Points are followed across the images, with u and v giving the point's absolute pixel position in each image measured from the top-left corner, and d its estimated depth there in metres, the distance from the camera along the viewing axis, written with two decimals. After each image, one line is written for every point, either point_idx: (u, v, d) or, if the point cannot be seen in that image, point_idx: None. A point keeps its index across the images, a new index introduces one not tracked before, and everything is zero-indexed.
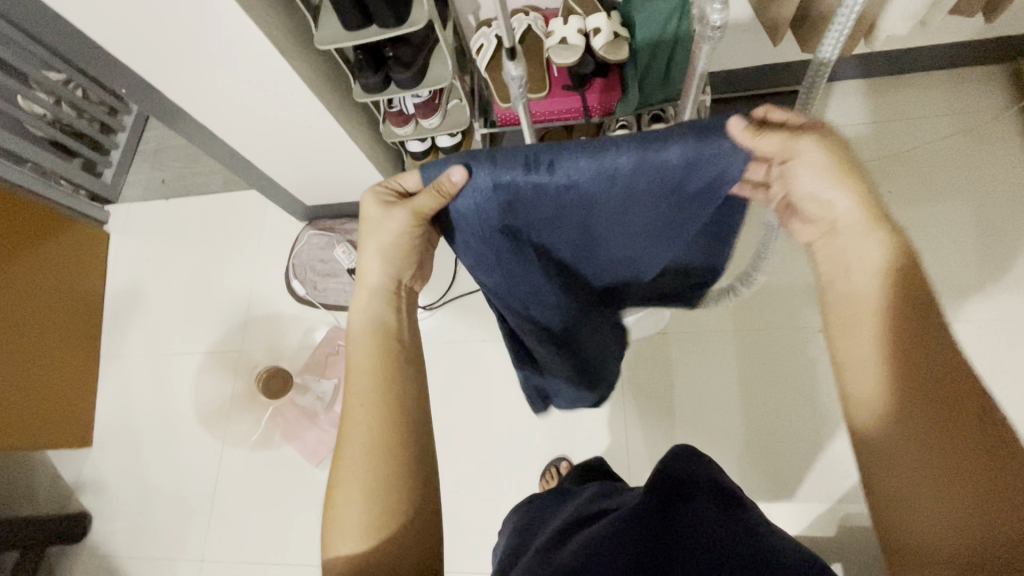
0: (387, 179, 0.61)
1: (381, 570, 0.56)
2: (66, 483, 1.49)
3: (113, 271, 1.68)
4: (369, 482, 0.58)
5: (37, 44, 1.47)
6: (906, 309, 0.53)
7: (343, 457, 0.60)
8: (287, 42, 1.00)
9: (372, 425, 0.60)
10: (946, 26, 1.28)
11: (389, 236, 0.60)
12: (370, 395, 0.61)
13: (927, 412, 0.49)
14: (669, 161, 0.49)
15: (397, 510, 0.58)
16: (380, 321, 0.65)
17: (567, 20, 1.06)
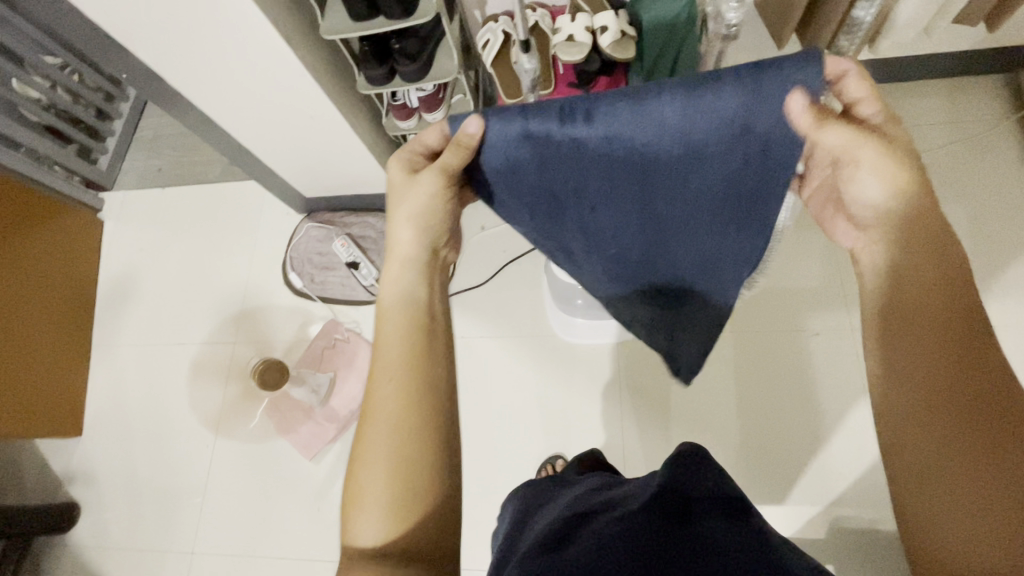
0: (409, 144, 0.65)
1: (404, 553, 0.56)
2: (55, 472, 1.47)
3: (107, 259, 1.66)
4: (393, 456, 0.57)
5: (34, 27, 1.44)
6: (951, 302, 0.55)
7: (369, 431, 0.59)
8: (292, 31, 0.99)
9: (398, 400, 0.60)
10: (948, 35, 1.29)
11: (416, 202, 0.63)
12: (396, 366, 0.61)
13: (957, 419, 0.51)
14: (718, 106, 0.51)
15: (421, 488, 0.57)
16: (411, 294, 0.66)
17: (575, 18, 1.06)
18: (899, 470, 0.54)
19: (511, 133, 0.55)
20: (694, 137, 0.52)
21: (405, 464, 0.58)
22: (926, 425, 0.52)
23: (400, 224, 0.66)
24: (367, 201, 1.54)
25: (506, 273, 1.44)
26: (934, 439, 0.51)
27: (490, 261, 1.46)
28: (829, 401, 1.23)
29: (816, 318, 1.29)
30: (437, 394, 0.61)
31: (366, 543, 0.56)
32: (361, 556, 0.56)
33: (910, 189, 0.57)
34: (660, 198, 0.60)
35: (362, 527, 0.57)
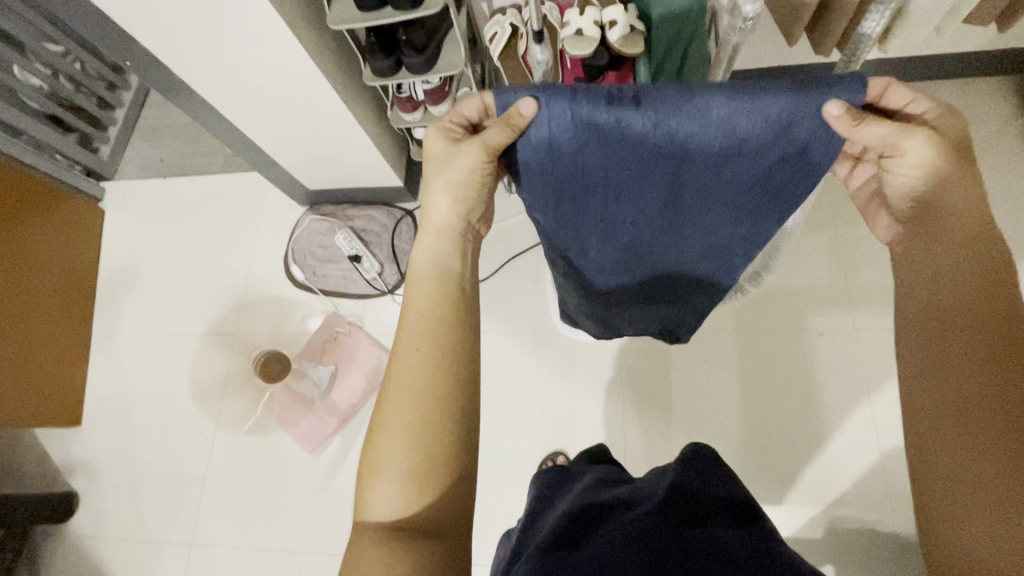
0: (448, 113, 0.61)
1: (419, 527, 0.55)
2: (53, 462, 1.46)
3: (108, 249, 1.66)
4: (414, 429, 0.57)
5: (36, 13, 1.43)
6: (991, 307, 0.55)
7: (390, 401, 0.59)
8: (298, 20, 0.98)
9: (422, 372, 0.59)
10: (957, 36, 1.28)
11: (457, 174, 0.60)
12: (422, 338, 0.61)
13: (978, 428, 0.52)
14: (768, 117, 0.49)
15: (440, 463, 0.57)
16: (444, 262, 0.66)
17: (583, 12, 1.05)
18: (928, 468, 0.55)
19: (552, 116, 0.51)
20: (739, 140, 0.50)
21: (426, 436, 0.58)
22: (948, 424, 0.54)
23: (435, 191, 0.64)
24: (370, 195, 1.53)
25: (509, 269, 1.44)
26: (959, 441, 0.53)
27: (493, 256, 1.45)
28: (832, 401, 1.23)
29: (820, 318, 1.29)
30: (460, 371, 0.61)
31: (380, 514, 0.56)
32: (374, 528, 0.56)
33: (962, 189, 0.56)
34: (682, 201, 0.60)
35: (378, 497, 0.56)
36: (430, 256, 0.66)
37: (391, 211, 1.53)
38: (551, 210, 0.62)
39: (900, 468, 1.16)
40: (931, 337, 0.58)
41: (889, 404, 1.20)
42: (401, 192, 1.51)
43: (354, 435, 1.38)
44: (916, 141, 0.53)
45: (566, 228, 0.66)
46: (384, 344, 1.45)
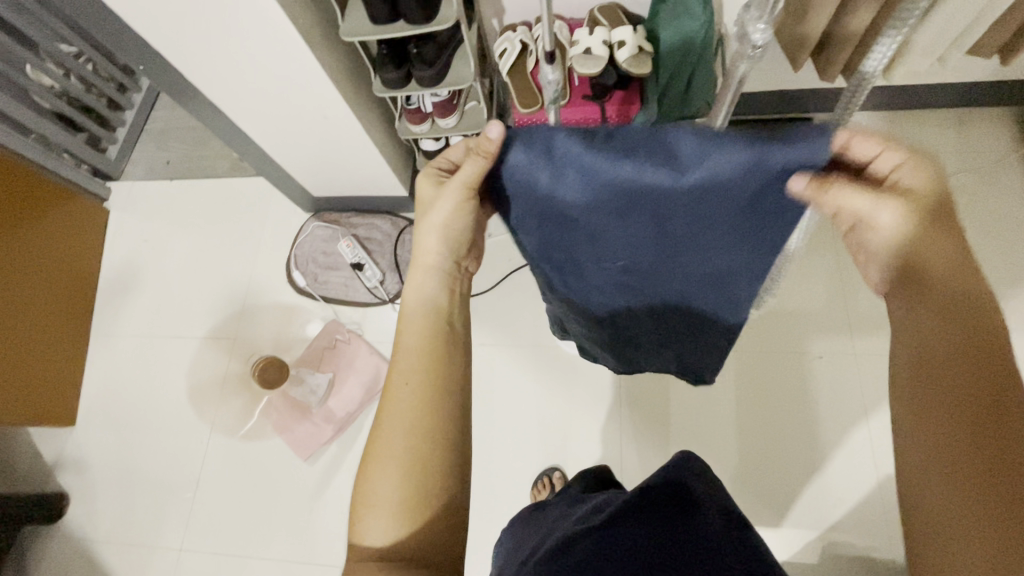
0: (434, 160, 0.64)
1: (409, 560, 0.55)
2: (45, 461, 1.45)
3: (110, 249, 1.66)
4: (406, 461, 0.57)
5: (49, 13, 1.45)
6: (974, 350, 0.52)
7: (382, 432, 0.59)
8: (311, 30, 0.99)
9: (416, 404, 0.59)
10: (962, 65, 1.30)
11: (440, 214, 0.61)
12: (418, 367, 0.61)
13: (964, 469, 0.49)
14: (745, 162, 0.45)
15: (432, 495, 0.57)
16: (432, 299, 0.66)
17: (592, 31, 1.07)
18: (912, 512, 0.53)
19: (530, 153, 0.48)
20: (717, 179, 0.47)
21: (418, 469, 0.57)
22: (928, 465, 0.51)
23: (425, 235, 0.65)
24: (375, 203, 1.54)
25: (510, 282, 1.44)
26: (941, 489, 0.50)
27: (495, 269, 1.46)
28: (829, 424, 1.22)
29: (820, 341, 1.29)
30: (451, 401, 0.61)
31: (370, 541, 0.56)
32: (364, 555, 0.56)
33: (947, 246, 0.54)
34: (673, 238, 0.56)
35: (369, 529, 0.56)
36: (417, 290, 0.66)
37: (395, 220, 1.53)
38: (535, 236, 0.60)
39: (897, 495, 1.15)
40: (916, 375, 0.54)
41: (887, 430, 1.20)
42: (406, 201, 1.52)
43: (350, 444, 1.37)
44: (891, 211, 0.52)
45: (551, 254, 0.63)
46: (383, 353, 1.45)
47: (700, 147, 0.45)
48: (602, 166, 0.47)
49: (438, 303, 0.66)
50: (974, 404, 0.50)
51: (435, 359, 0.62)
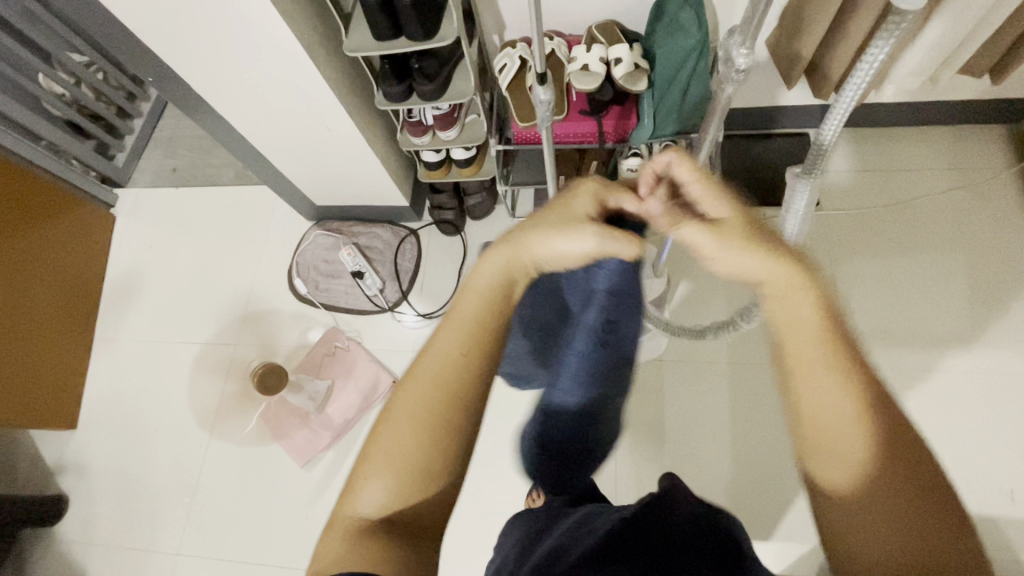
0: (608, 186, 0.65)
1: (408, 521, 0.55)
2: (46, 464, 1.47)
3: (115, 254, 1.68)
4: (423, 425, 0.55)
5: (61, 24, 1.49)
6: (870, 412, 0.54)
7: (405, 391, 0.57)
8: (316, 45, 1.02)
9: (451, 373, 0.56)
10: (954, 85, 1.32)
11: (573, 232, 0.60)
12: (461, 341, 0.57)
13: (888, 501, 0.51)
14: (572, 394, 0.79)
15: (442, 466, 0.56)
16: (500, 290, 0.60)
17: (590, 48, 1.10)
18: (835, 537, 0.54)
19: (608, 275, 0.70)
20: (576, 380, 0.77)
21: (434, 433, 0.55)
22: (865, 500, 0.52)
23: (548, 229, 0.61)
24: (376, 213, 1.56)
25: None
26: (878, 519, 0.51)
27: None
28: None
29: None
30: (481, 383, 0.58)
31: (363, 510, 0.55)
32: (357, 519, 0.54)
33: (838, 391, 0.55)
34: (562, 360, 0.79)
35: (367, 489, 0.55)
36: (494, 270, 0.60)
37: (396, 230, 1.56)
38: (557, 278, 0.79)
39: None
40: (856, 420, 0.53)
41: None
42: (407, 212, 1.54)
43: (348, 451, 1.38)
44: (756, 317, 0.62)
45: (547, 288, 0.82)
46: (382, 361, 1.46)
47: (592, 373, 0.77)
48: (595, 310, 0.74)
49: (508, 292, 0.61)
50: (895, 458, 0.52)
51: (484, 329, 0.58)
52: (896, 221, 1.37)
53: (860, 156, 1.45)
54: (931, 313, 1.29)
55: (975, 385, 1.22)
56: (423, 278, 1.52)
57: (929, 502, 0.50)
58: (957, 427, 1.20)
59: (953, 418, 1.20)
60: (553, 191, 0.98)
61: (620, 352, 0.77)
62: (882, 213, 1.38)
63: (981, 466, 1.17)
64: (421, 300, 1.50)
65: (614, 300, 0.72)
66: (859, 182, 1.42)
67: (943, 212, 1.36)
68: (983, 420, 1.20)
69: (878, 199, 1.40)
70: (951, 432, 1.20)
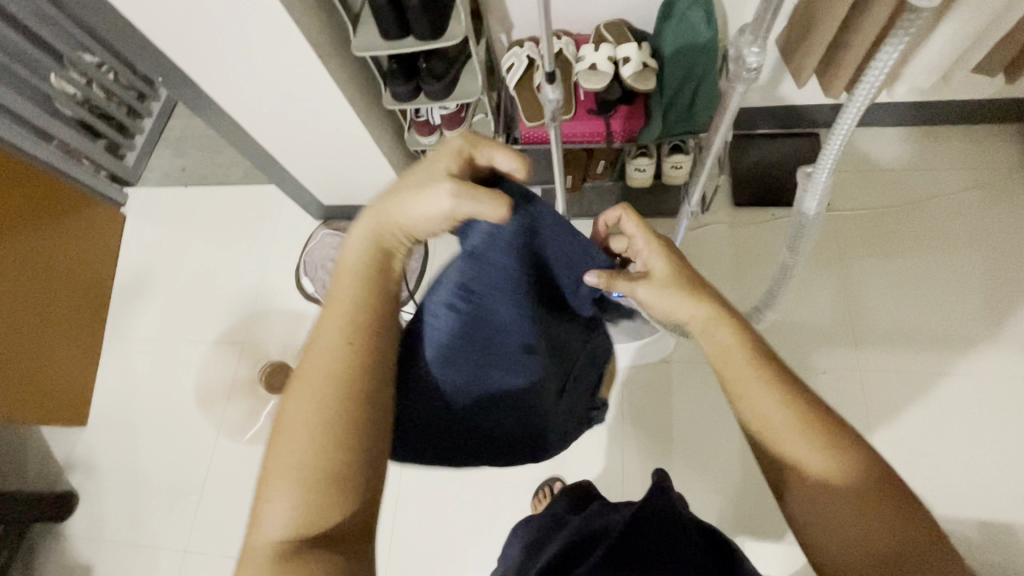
0: (471, 142, 0.57)
1: (318, 530, 0.51)
2: (56, 461, 1.48)
3: (125, 253, 1.70)
4: (317, 421, 0.52)
5: (74, 25, 1.51)
6: (810, 409, 0.55)
7: (295, 393, 0.54)
8: (324, 46, 1.02)
9: (337, 362, 0.54)
10: (968, 83, 1.31)
11: (419, 197, 0.55)
12: (344, 328, 0.55)
13: (859, 505, 0.51)
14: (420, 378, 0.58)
15: (343, 462, 0.52)
16: (364, 266, 0.58)
17: (598, 47, 1.09)
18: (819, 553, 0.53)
19: (480, 240, 0.54)
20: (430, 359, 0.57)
21: (330, 429, 0.52)
22: (834, 513, 0.52)
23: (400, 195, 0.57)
24: None
25: None
26: (852, 529, 0.51)
27: None
28: None
29: (824, 356, 1.28)
30: (368, 367, 0.54)
31: (271, 529, 0.51)
32: (266, 540, 0.50)
33: (779, 402, 0.55)
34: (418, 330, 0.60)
35: (271, 502, 0.51)
36: (364, 244, 0.59)
37: None
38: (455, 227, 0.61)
39: None
40: (796, 427, 0.54)
41: (890, 446, 1.19)
42: None
43: None
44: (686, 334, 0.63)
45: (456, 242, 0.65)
46: None
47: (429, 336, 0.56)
48: (455, 272, 0.55)
49: (385, 264, 0.59)
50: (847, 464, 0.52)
51: (364, 311, 0.56)
52: (907, 221, 1.36)
53: (870, 155, 1.43)
54: (941, 314, 1.27)
55: (987, 388, 1.21)
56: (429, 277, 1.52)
57: (891, 491, 0.51)
58: (970, 429, 1.18)
59: (965, 420, 1.19)
60: (560, 189, 0.98)
61: (492, 340, 0.59)
62: (893, 213, 1.37)
63: (994, 469, 1.15)
64: None
65: (481, 268, 0.55)
66: (868, 182, 1.41)
67: (955, 212, 1.35)
68: (996, 422, 1.18)
69: (888, 199, 1.39)
70: (962, 436, 1.18)
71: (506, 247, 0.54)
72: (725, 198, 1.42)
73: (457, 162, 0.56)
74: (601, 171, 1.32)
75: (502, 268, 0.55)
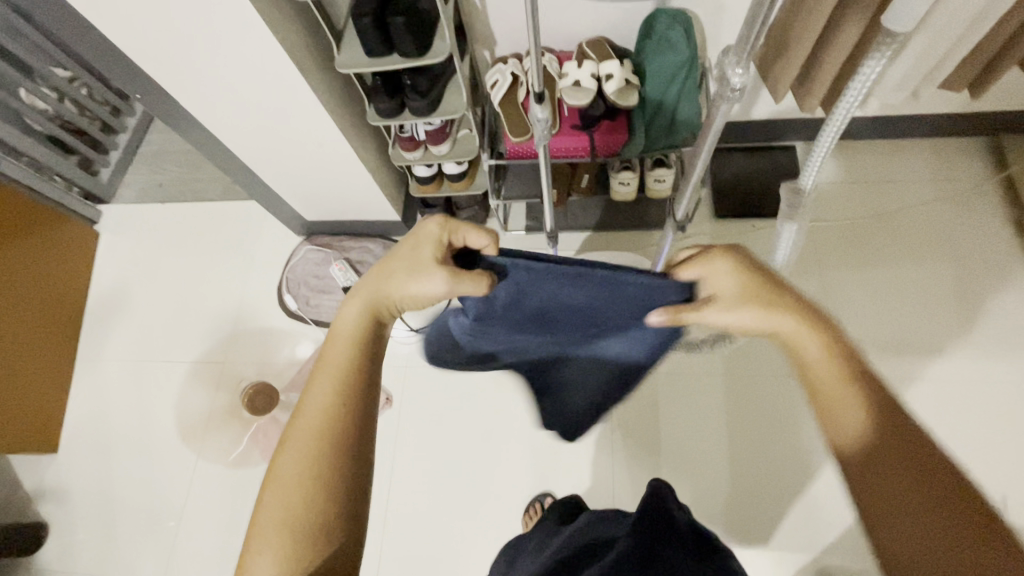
0: (450, 229, 0.64)
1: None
2: (24, 490, 1.42)
3: (99, 272, 1.65)
4: (304, 475, 0.54)
5: (46, 39, 1.48)
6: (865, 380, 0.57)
7: (281, 455, 0.56)
8: (308, 63, 1.02)
9: (324, 416, 0.57)
10: (935, 98, 1.36)
11: (415, 279, 0.63)
12: (330, 389, 0.58)
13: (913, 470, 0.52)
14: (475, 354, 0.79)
15: (327, 511, 0.54)
16: (357, 335, 0.62)
17: (581, 65, 1.11)
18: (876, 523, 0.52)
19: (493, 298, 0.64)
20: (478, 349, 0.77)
21: (317, 481, 0.55)
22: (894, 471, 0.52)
23: (392, 276, 0.64)
24: (368, 227, 1.55)
25: None
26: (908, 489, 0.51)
27: None
28: (818, 448, 1.23)
29: None
30: (355, 421, 0.58)
31: None
32: None
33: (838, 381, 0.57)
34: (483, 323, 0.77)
35: (258, 560, 0.52)
36: (359, 313, 0.64)
37: (387, 244, 1.54)
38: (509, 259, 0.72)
39: None
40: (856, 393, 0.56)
41: None
42: (399, 226, 1.53)
43: None
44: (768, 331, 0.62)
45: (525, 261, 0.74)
46: None
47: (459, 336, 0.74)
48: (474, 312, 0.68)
49: (377, 334, 0.64)
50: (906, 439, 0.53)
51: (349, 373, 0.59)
52: (882, 231, 1.39)
53: (845, 167, 1.48)
54: (918, 321, 1.30)
55: (963, 392, 1.24)
56: None
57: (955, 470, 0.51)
58: (949, 434, 1.20)
59: (945, 424, 1.21)
60: (548, 206, 0.97)
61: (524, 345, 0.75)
62: (869, 223, 1.41)
63: (974, 472, 1.17)
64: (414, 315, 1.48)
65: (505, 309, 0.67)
66: (843, 195, 1.45)
67: (928, 222, 1.39)
68: (973, 426, 1.21)
69: (864, 210, 1.42)
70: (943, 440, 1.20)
71: (522, 299, 0.65)
72: (707, 210, 1.45)
73: (434, 247, 0.64)
74: (585, 185, 1.32)
75: (518, 306, 0.66)
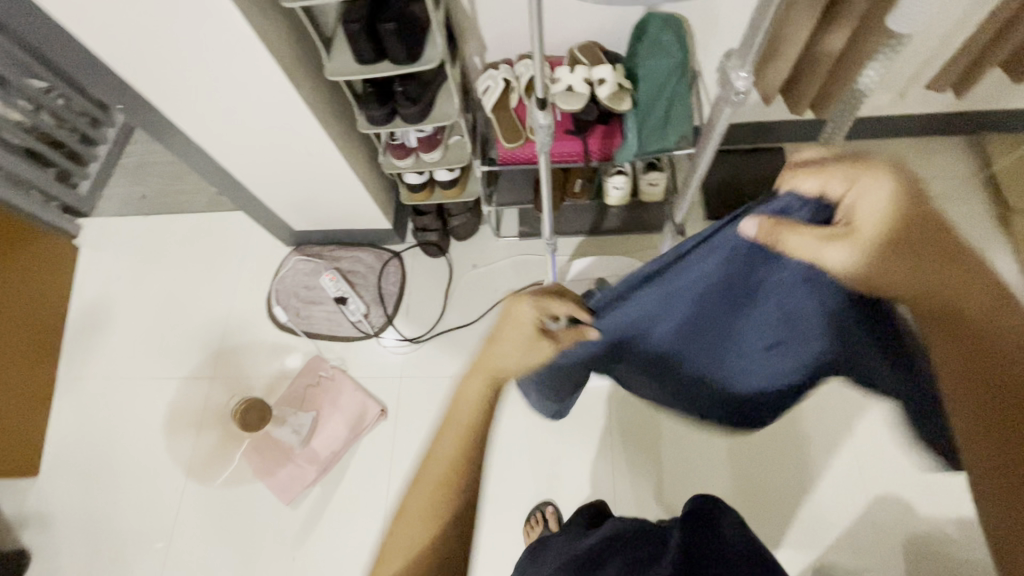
0: (538, 302, 0.61)
1: None
2: (5, 517, 1.36)
3: (80, 288, 1.60)
4: (420, 544, 0.57)
5: (21, 49, 1.44)
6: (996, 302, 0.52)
7: (401, 520, 0.59)
8: (297, 70, 1.00)
9: (439, 481, 0.59)
10: (920, 98, 1.38)
11: (511, 356, 0.61)
12: (445, 455, 0.60)
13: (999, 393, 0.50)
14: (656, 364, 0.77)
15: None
16: (465, 406, 0.62)
17: (573, 69, 1.11)
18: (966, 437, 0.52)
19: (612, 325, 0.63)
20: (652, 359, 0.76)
21: (429, 547, 0.57)
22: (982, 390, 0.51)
23: (490, 353, 0.62)
24: (358, 236, 1.53)
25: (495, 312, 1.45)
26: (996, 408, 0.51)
27: (478, 301, 1.46)
28: (818, 448, 1.23)
29: None
30: (466, 488, 0.60)
31: None
32: None
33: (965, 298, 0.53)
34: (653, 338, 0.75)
35: None
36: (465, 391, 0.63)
37: (378, 252, 1.52)
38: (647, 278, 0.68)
39: (887, 517, 1.17)
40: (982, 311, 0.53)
41: (872, 449, 1.22)
42: (390, 234, 1.51)
43: (333, 487, 1.32)
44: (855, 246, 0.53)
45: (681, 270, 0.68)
46: (367, 390, 1.40)
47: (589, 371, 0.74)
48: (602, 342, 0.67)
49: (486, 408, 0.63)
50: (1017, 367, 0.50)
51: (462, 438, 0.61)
52: None
53: None
54: None
55: None
56: (407, 302, 1.48)
57: None
58: None
59: None
60: (546, 213, 0.97)
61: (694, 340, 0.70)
62: None
63: None
64: (407, 324, 1.46)
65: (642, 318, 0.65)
66: None
67: None
68: None
69: None
70: None
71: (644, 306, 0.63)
72: (698, 213, 1.45)
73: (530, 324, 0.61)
74: (579, 190, 1.30)
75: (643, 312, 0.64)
